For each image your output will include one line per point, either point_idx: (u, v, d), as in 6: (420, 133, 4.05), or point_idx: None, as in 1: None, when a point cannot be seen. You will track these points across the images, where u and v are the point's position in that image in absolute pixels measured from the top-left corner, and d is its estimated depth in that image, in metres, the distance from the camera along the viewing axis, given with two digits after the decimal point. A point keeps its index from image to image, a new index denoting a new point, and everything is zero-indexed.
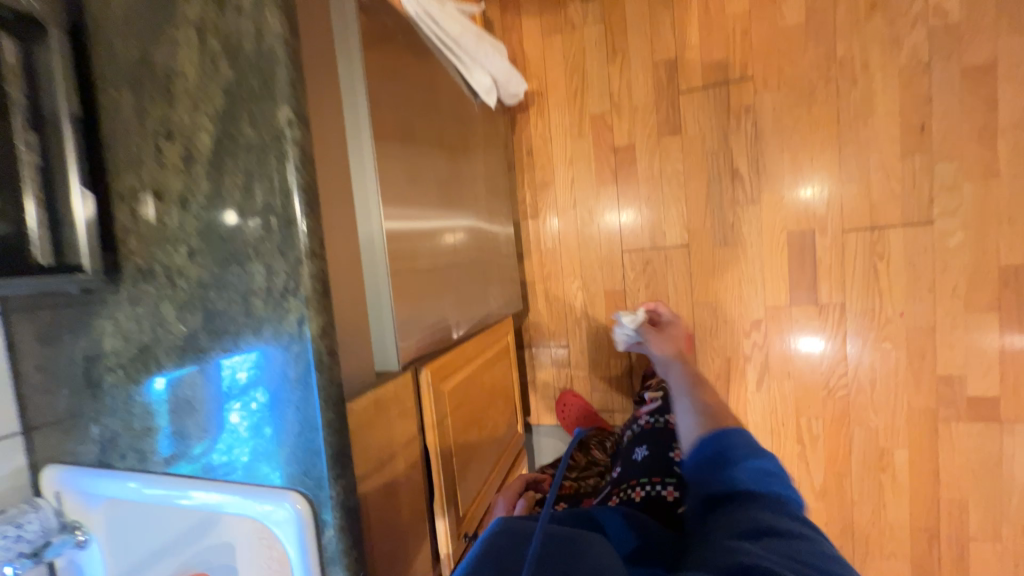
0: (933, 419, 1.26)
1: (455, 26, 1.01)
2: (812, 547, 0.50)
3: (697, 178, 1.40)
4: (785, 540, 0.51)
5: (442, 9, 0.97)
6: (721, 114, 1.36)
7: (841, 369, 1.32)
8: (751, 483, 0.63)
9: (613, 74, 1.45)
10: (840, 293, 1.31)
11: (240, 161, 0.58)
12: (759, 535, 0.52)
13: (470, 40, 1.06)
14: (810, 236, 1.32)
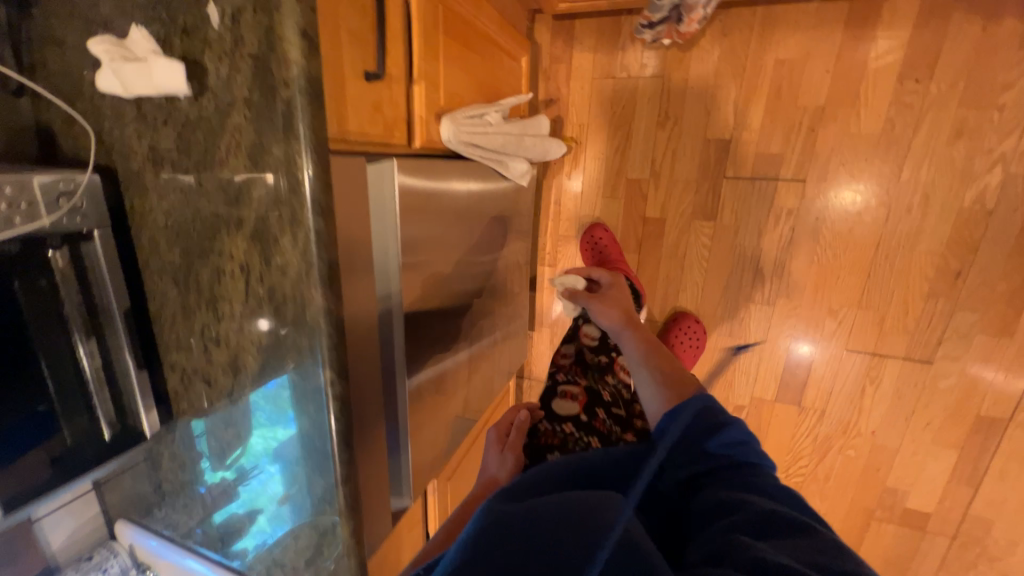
0: (869, 516, 1.44)
1: (494, 135, 0.93)
2: (823, 536, 0.44)
3: (721, 265, 1.38)
4: (789, 529, 0.45)
5: (480, 122, 0.89)
6: (761, 209, 1.30)
7: (803, 461, 1.46)
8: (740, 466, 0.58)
9: (659, 138, 1.34)
10: (824, 400, 1.39)
11: (280, 380, 0.62)
12: (760, 526, 0.46)
13: (511, 143, 0.99)
14: (813, 347, 1.35)
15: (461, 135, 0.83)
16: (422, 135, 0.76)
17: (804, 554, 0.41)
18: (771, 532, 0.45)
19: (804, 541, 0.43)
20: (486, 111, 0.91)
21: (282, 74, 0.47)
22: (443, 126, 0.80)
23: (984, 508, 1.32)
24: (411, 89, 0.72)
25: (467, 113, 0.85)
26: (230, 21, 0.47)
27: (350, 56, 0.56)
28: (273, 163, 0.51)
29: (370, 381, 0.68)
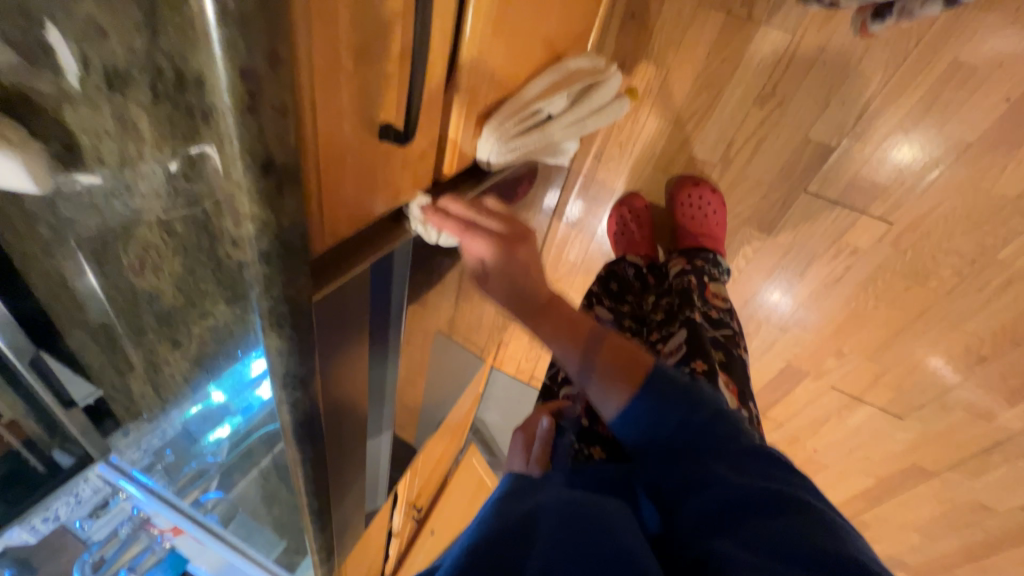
0: None
1: (552, 134, 0.66)
2: (817, 520, 0.41)
3: (749, 281, 1.23)
4: (781, 521, 0.41)
5: (534, 120, 0.62)
6: (825, 238, 1.11)
7: None
8: (715, 432, 0.50)
9: (749, 119, 1.04)
10: (785, 417, 1.43)
11: (256, 434, 0.52)
12: (744, 519, 0.42)
13: (573, 132, 0.70)
14: (802, 375, 1.33)
15: (506, 157, 0.58)
16: (452, 162, 0.52)
17: (792, 558, 0.38)
18: (762, 527, 0.41)
19: (797, 542, 0.39)
20: (545, 98, 0.62)
21: (224, 225, 0.25)
22: (483, 148, 0.56)
23: (872, 525, 1.52)
24: (451, 96, 0.47)
25: (517, 118, 0.58)
26: (109, 90, 0.23)
27: (359, 121, 0.32)
28: (221, 314, 0.32)
29: (355, 456, 0.61)
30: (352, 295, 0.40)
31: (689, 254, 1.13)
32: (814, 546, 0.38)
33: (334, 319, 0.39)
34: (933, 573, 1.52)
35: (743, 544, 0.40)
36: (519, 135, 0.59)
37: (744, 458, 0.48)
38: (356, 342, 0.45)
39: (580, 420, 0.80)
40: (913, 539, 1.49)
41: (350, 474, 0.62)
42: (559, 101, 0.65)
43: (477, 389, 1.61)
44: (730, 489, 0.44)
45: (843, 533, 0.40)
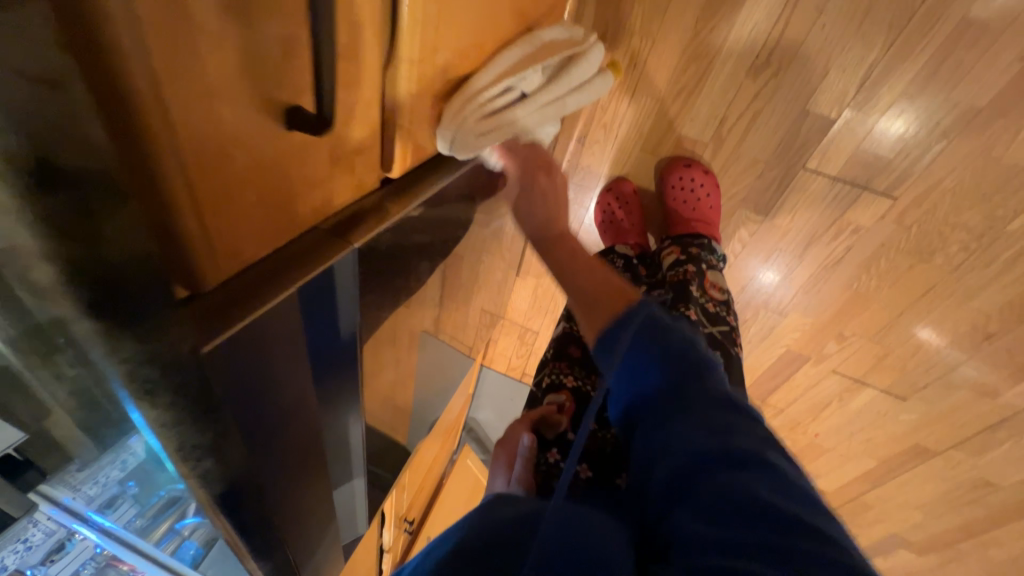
0: None
1: (527, 116, 0.57)
2: (779, 485, 0.41)
3: (745, 265, 1.17)
4: (735, 484, 0.41)
5: (506, 101, 0.54)
6: (825, 218, 1.05)
7: None
8: (694, 388, 0.49)
9: (742, 93, 0.96)
10: (786, 402, 1.38)
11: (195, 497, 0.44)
12: (699, 487, 0.42)
13: (552, 112, 0.62)
14: (802, 359, 1.28)
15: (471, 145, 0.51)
16: (407, 156, 0.44)
17: (745, 523, 0.39)
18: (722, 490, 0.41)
19: (749, 508, 0.39)
20: (519, 73, 0.54)
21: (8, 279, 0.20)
22: (441, 139, 0.48)
23: (874, 505, 1.49)
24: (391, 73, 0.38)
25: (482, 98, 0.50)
26: None
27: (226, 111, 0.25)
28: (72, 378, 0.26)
29: (319, 501, 0.53)
30: (277, 328, 0.33)
31: (682, 241, 1.05)
32: (760, 518, 0.39)
33: (241, 370, 0.32)
34: (935, 550, 1.51)
35: (694, 511, 0.41)
36: (484, 119, 0.51)
37: (707, 404, 0.47)
38: (287, 388, 0.38)
39: (565, 433, 0.74)
40: (915, 517, 1.48)
41: (314, 524, 0.55)
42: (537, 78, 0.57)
43: (467, 389, 1.53)
44: (692, 455, 0.43)
45: (792, 498, 0.41)
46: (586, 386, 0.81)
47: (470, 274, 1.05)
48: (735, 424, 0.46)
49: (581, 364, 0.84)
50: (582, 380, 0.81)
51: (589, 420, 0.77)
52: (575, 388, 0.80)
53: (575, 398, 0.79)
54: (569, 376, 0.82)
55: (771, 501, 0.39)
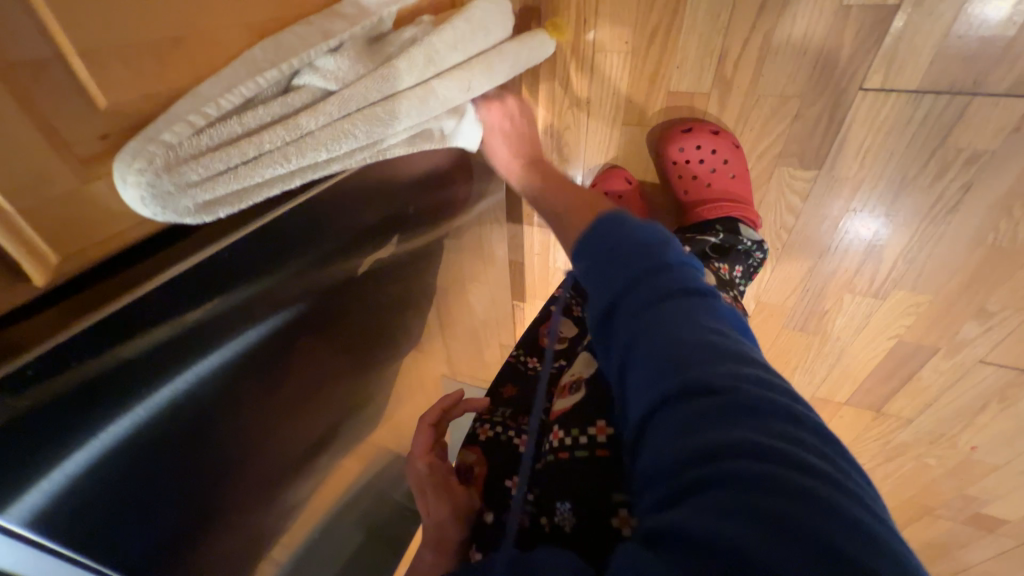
0: (926, 516, 1.14)
1: (331, 128, 0.39)
2: (749, 413, 0.32)
3: (804, 241, 0.85)
4: (689, 425, 0.32)
5: (269, 116, 0.36)
6: (916, 154, 0.71)
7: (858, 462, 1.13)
8: (656, 300, 0.40)
9: (739, 11, 0.68)
10: (914, 410, 1.00)
11: None
12: (647, 431, 0.35)
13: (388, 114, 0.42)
14: (926, 352, 0.91)
15: (192, 196, 0.33)
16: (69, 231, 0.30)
17: (694, 467, 0.31)
18: (672, 428, 0.33)
19: (698, 453, 0.31)
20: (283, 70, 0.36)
21: None
22: (126, 196, 0.30)
23: None
24: None
25: (198, 119, 0.32)
26: None
27: None
28: None
29: None
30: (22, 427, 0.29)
31: (683, 236, 0.79)
32: (739, 466, 0.29)
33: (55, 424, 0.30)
34: None
35: (660, 455, 0.33)
36: (227, 143, 0.34)
37: (686, 330, 0.38)
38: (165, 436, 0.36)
39: (481, 516, 0.52)
40: None
41: None
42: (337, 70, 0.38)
43: None
44: (646, 390, 0.36)
45: (795, 434, 0.31)
46: (506, 436, 0.59)
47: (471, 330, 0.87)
48: (718, 347, 0.36)
49: (511, 407, 0.65)
50: (500, 427, 0.60)
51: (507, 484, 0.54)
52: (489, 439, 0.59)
53: (487, 458, 0.58)
54: (485, 425, 0.61)
55: (760, 444, 0.30)
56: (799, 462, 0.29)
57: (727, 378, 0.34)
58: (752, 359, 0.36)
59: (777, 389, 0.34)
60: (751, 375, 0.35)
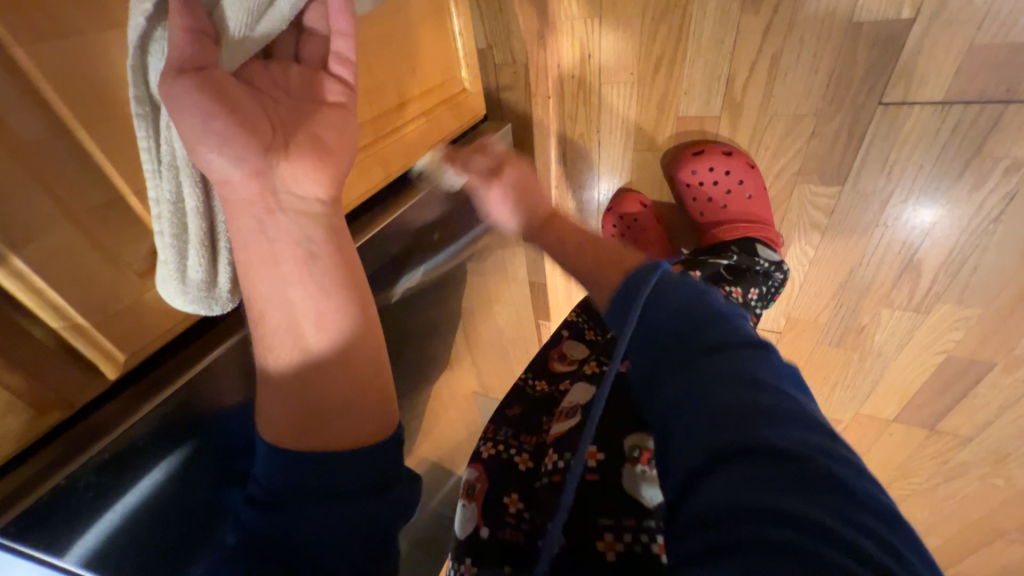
0: (995, 542, 1.04)
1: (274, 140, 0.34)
2: (828, 490, 0.28)
3: (836, 256, 0.81)
4: (767, 491, 0.28)
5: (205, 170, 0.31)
6: (948, 164, 0.68)
7: (913, 483, 1.04)
8: (712, 346, 0.38)
9: (744, 36, 0.68)
10: (974, 428, 0.92)
11: None
12: (704, 488, 0.31)
13: (300, 88, 0.36)
14: (982, 368, 0.84)
15: (216, 287, 0.33)
16: (129, 322, 0.31)
17: (775, 546, 0.26)
18: (739, 491, 0.29)
19: (778, 533, 0.27)
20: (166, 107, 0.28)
21: None
22: (181, 307, 0.32)
23: None
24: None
25: (158, 226, 0.29)
26: None
27: None
28: None
29: None
30: (92, 487, 0.30)
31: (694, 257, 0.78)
32: (798, 541, 0.26)
33: (120, 488, 0.31)
34: None
35: (710, 510, 0.29)
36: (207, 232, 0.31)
37: (737, 378, 0.35)
38: (215, 459, 0.37)
39: (475, 530, 0.54)
40: None
41: None
42: (223, 66, 0.31)
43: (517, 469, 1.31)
44: (704, 439, 0.32)
45: (866, 511, 0.28)
46: (508, 454, 0.59)
47: (500, 354, 0.89)
48: (788, 408, 0.33)
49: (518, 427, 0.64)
50: (503, 445, 0.60)
51: (505, 501, 0.56)
52: (493, 458, 0.59)
53: (490, 474, 0.58)
54: (488, 443, 0.61)
55: (822, 519, 0.27)
56: (870, 547, 0.26)
57: (804, 445, 0.30)
58: (826, 428, 0.32)
59: (842, 455, 0.31)
60: (814, 436, 0.31)
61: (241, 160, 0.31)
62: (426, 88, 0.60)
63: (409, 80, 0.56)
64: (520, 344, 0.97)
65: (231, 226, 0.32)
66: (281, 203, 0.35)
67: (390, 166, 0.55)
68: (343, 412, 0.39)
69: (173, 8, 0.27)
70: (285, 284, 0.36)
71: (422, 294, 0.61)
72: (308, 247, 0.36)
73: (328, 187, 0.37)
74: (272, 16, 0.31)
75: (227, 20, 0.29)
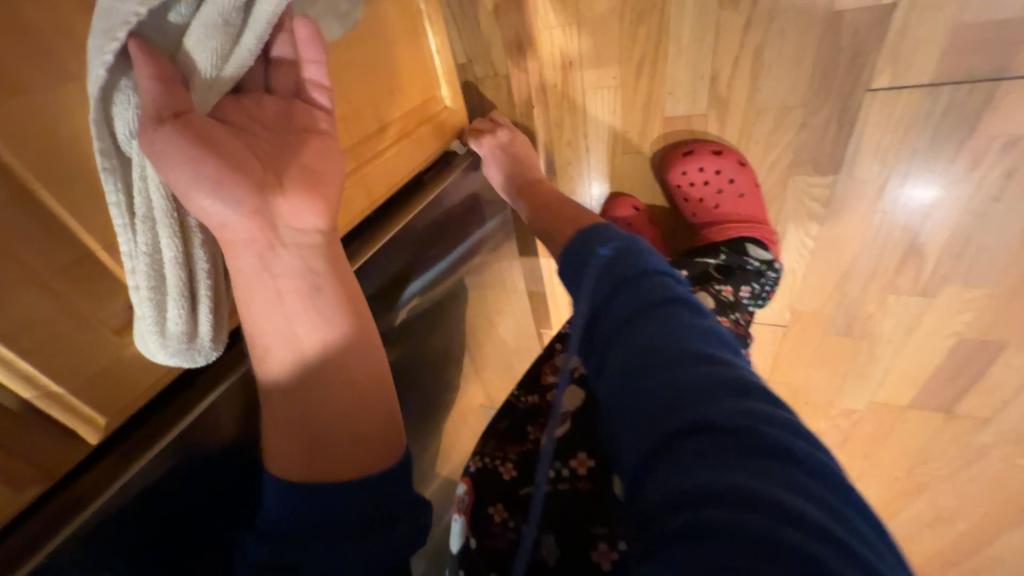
0: (1021, 522, 1.01)
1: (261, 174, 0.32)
2: (764, 465, 0.27)
3: (834, 246, 0.79)
4: (704, 467, 0.27)
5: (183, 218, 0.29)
6: (942, 147, 0.67)
7: (933, 469, 1.01)
8: (656, 328, 0.36)
9: (724, 33, 0.67)
10: (991, 409, 0.90)
11: None
12: (647, 476, 0.29)
13: (275, 120, 0.35)
14: (995, 349, 0.82)
15: (199, 339, 0.31)
16: (110, 384, 0.30)
17: (705, 526, 0.25)
18: (676, 474, 0.28)
19: (711, 509, 0.25)
20: (134, 155, 0.27)
21: None
22: (164, 362, 0.31)
23: None
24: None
25: (132, 280, 0.28)
26: None
27: None
28: None
29: None
30: (76, 563, 0.29)
31: (682, 260, 0.78)
32: (734, 519, 0.25)
33: (105, 561, 0.30)
34: None
35: (656, 502, 0.28)
36: (190, 283, 0.30)
37: (680, 358, 0.33)
38: (203, 504, 0.35)
39: (466, 543, 0.53)
40: None
41: None
42: (197, 108, 0.30)
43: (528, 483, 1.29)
44: (649, 424, 0.31)
45: (796, 471, 0.27)
46: (494, 466, 0.57)
47: (503, 369, 0.87)
48: (732, 383, 0.31)
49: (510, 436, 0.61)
50: (489, 457, 0.58)
51: (490, 512, 0.53)
52: (483, 470, 0.57)
53: (476, 486, 0.56)
54: (476, 456, 0.59)
55: (763, 492, 0.26)
56: (810, 515, 0.25)
57: (743, 422, 0.29)
58: (770, 398, 0.31)
59: (787, 421, 0.29)
60: (757, 409, 0.30)
61: (238, 202, 0.31)
62: (406, 109, 0.59)
63: (387, 103, 0.55)
64: (521, 358, 0.95)
65: (236, 266, 0.32)
66: (283, 238, 0.34)
67: (374, 191, 0.54)
68: (355, 431, 0.39)
69: (139, 59, 0.26)
70: (289, 317, 0.35)
71: (419, 319, 0.59)
72: (313, 279, 0.36)
73: (327, 216, 0.36)
74: (240, 53, 0.30)
75: (195, 63, 0.29)
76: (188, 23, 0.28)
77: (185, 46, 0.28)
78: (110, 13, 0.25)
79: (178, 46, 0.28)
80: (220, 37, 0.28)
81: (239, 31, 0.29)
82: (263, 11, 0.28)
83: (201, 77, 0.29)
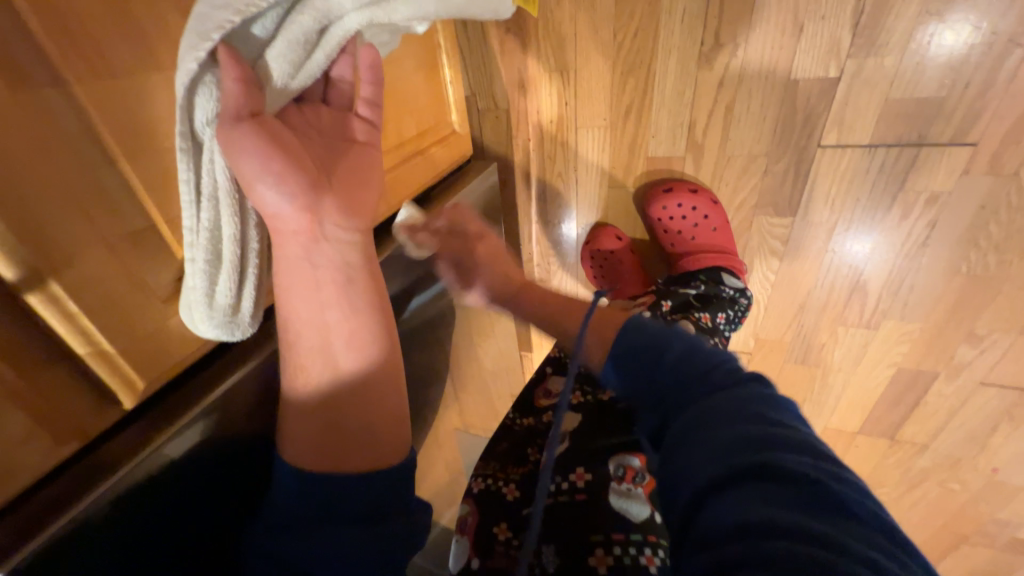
0: (957, 544, 1.10)
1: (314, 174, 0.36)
2: (824, 512, 0.29)
3: (793, 284, 0.89)
4: (763, 501, 0.30)
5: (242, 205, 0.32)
6: (878, 198, 0.79)
7: (881, 493, 1.09)
8: (715, 385, 0.40)
9: (701, 89, 0.78)
10: (928, 435, 0.99)
11: None
12: (703, 505, 0.32)
13: (329, 127, 0.39)
14: (928, 378, 0.92)
15: (240, 316, 0.33)
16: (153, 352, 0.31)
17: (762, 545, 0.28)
18: (735, 503, 0.30)
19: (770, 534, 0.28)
20: (207, 142, 0.30)
21: None
22: (205, 336, 0.33)
23: None
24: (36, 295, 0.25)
25: (191, 256, 0.30)
26: None
27: None
28: None
29: None
30: (103, 524, 0.29)
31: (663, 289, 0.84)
32: (791, 546, 0.27)
33: (131, 522, 0.31)
34: None
35: (721, 528, 0.30)
36: (240, 265, 0.32)
37: (739, 407, 0.36)
38: (217, 480, 0.36)
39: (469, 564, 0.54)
40: None
41: None
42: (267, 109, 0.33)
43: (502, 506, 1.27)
44: (706, 457, 0.34)
45: (861, 528, 0.29)
46: (496, 486, 0.59)
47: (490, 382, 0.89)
48: (793, 439, 0.34)
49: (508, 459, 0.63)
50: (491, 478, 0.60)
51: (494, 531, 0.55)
52: (485, 492, 0.59)
53: (480, 508, 0.58)
54: (477, 478, 0.61)
55: (831, 535, 0.28)
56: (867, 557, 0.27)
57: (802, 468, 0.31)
58: (831, 458, 0.33)
59: (848, 481, 0.31)
60: (819, 462, 0.32)
61: (293, 196, 0.34)
62: (421, 129, 0.64)
63: (406, 122, 0.60)
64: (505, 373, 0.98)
65: (281, 254, 0.35)
66: (326, 233, 0.37)
67: (390, 200, 0.58)
68: (378, 428, 0.41)
69: (226, 62, 0.29)
70: (323, 305, 0.37)
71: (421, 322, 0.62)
72: (348, 271, 0.39)
73: (363, 219, 0.40)
74: (310, 66, 0.34)
75: (272, 70, 0.32)
76: (270, 36, 0.31)
77: (266, 54, 0.32)
78: (206, 18, 0.28)
79: (259, 55, 0.32)
80: (298, 51, 0.33)
81: (312, 48, 0.34)
82: (335, 34, 0.33)
83: (274, 82, 0.33)
